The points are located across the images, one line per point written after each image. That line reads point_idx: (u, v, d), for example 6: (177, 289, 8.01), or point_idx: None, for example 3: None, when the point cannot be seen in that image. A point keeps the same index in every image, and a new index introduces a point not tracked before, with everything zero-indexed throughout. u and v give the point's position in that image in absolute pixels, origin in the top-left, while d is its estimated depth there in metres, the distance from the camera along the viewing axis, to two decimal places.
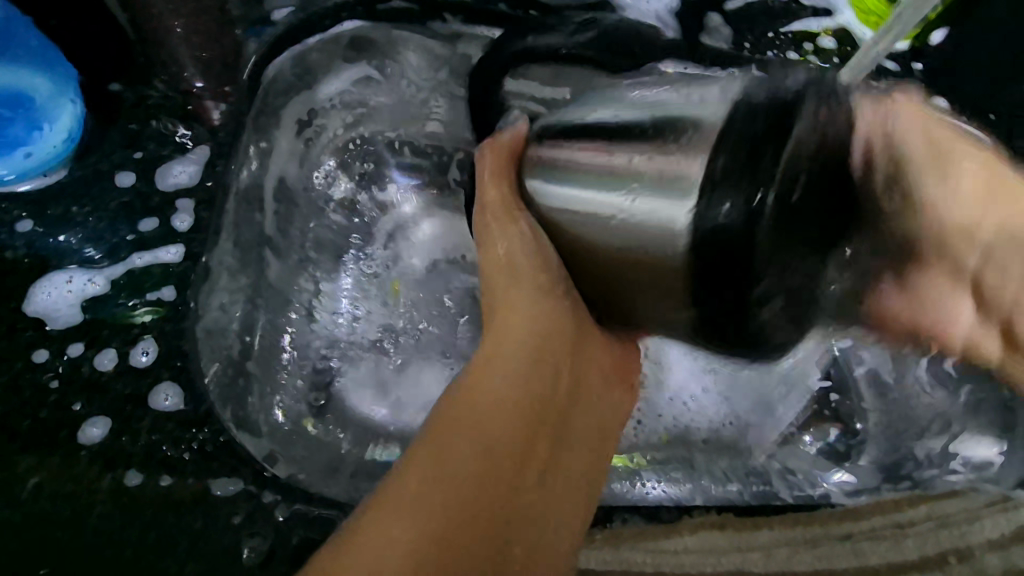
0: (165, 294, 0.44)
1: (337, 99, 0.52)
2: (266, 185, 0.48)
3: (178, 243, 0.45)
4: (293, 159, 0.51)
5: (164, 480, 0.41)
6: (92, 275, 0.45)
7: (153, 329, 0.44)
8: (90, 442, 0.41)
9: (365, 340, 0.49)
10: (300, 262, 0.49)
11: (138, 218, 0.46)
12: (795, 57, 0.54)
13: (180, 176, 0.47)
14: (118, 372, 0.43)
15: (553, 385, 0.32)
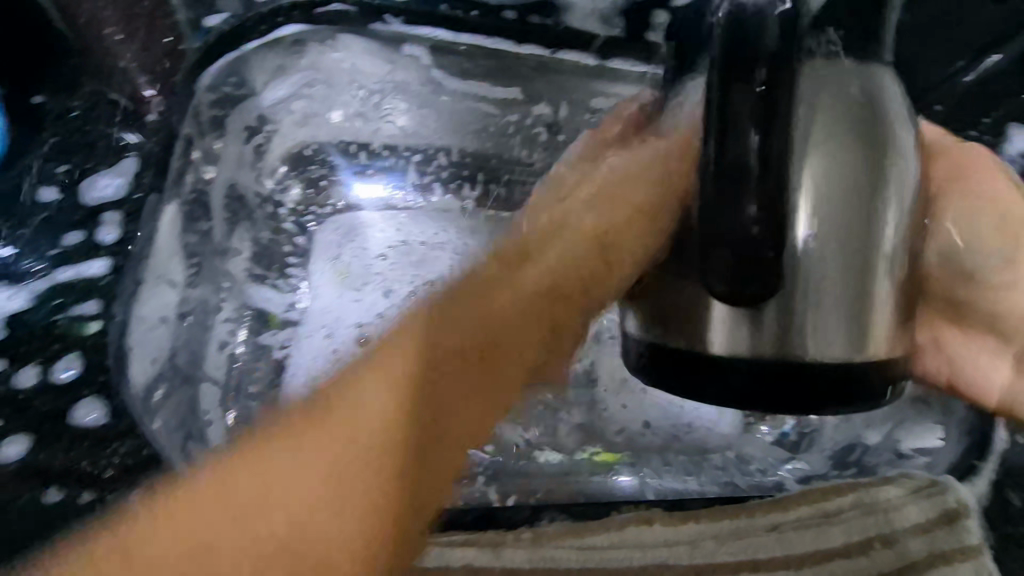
0: (88, 308, 0.44)
1: (284, 103, 0.53)
2: (213, 192, 0.49)
3: (104, 258, 0.45)
4: (244, 167, 0.52)
5: (85, 496, 0.40)
6: (14, 292, 0.44)
7: (74, 344, 0.43)
8: (7, 460, 0.40)
9: (322, 336, 0.50)
10: (249, 261, 0.51)
11: (61, 233, 0.45)
12: None
13: (106, 189, 0.46)
14: (38, 389, 0.42)
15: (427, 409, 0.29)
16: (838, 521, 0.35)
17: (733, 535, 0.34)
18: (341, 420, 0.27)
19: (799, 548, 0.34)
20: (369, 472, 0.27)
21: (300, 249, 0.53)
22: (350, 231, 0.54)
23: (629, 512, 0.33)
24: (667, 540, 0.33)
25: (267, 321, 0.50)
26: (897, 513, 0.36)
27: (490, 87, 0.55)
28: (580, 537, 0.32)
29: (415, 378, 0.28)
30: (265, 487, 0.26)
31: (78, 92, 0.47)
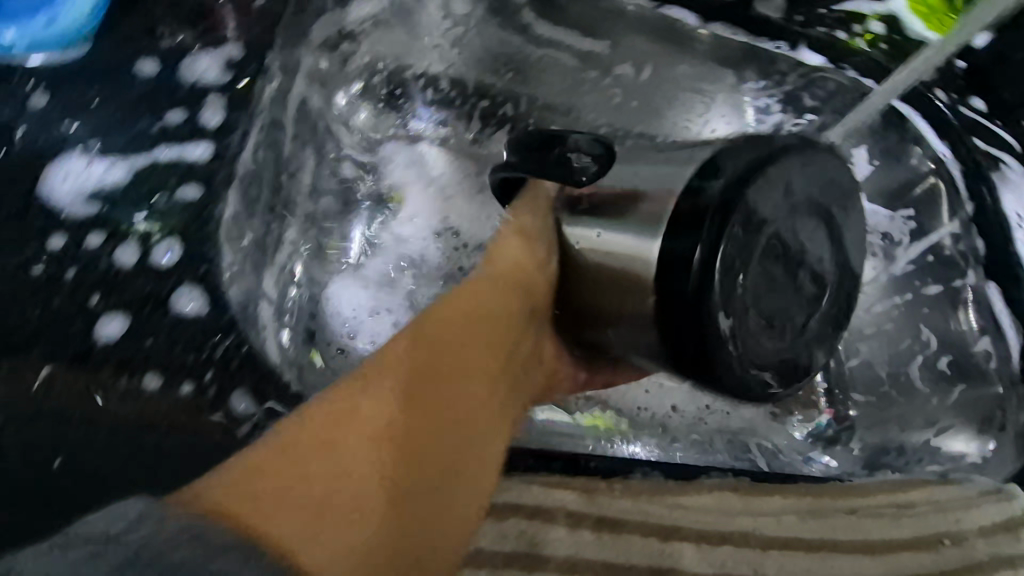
0: (190, 192, 0.42)
1: (368, 22, 0.52)
2: (292, 101, 0.49)
3: (208, 141, 0.42)
4: (320, 84, 0.52)
5: (185, 388, 0.40)
6: (113, 162, 0.40)
7: (170, 231, 0.41)
8: (106, 338, 0.39)
9: (367, 254, 0.52)
10: (309, 183, 0.50)
11: (163, 111, 0.41)
12: (842, 38, 0.53)
13: (207, 70, 0.42)
14: (137, 270, 0.40)
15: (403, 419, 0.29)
16: (913, 513, 0.36)
17: (811, 514, 0.34)
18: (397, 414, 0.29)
19: (873, 533, 0.34)
20: (426, 449, 0.29)
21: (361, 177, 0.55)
22: (413, 164, 0.57)
23: (715, 480, 0.33)
24: (749, 509, 0.33)
25: (326, 250, 0.51)
26: (965, 515, 0.36)
27: (576, 39, 0.57)
28: (675, 497, 0.32)
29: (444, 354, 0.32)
30: (302, 489, 0.26)
31: None
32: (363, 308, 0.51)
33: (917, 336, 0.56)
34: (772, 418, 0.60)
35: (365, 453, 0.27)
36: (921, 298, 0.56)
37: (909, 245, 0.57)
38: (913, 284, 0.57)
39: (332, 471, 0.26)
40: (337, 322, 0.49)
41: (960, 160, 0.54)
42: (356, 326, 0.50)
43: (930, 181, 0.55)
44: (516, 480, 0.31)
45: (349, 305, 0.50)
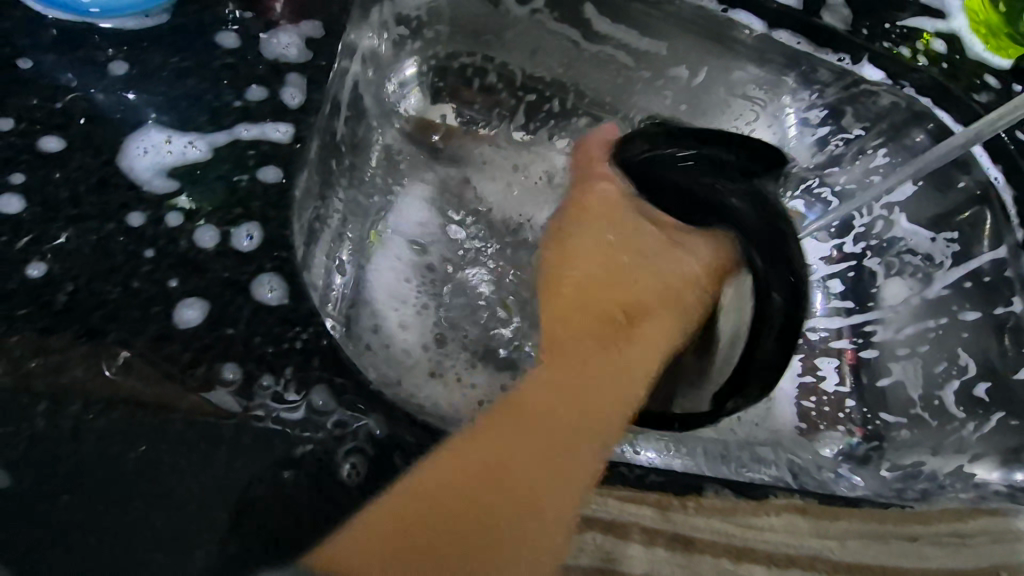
0: (269, 174, 0.40)
1: (426, 9, 0.53)
2: (346, 81, 0.48)
3: (288, 123, 0.42)
4: (373, 68, 0.52)
5: (266, 380, 0.35)
6: (192, 139, 0.41)
7: (255, 213, 0.39)
8: (184, 324, 0.35)
9: (412, 246, 0.52)
10: (353, 166, 0.50)
11: (243, 87, 0.43)
12: (904, 53, 0.54)
13: (288, 49, 0.44)
14: (218, 252, 0.37)
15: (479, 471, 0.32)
16: (972, 543, 0.35)
17: (875, 539, 0.33)
18: (496, 462, 0.33)
19: (936, 560, 0.33)
20: (505, 474, 0.32)
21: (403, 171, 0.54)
22: (456, 159, 0.56)
23: (783, 500, 0.34)
24: (817, 533, 0.32)
25: (370, 240, 0.50)
26: (1023, 547, 0.35)
27: (635, 38, 0.56)
28: (744, 517, 0.32)
29: (539, 404, 0.36)
30: (423, 533, 0.30)
31: None
32: (406, 299, 0.49)
33: (953, 360, 0.56)
34: (799, 432, 0.59)
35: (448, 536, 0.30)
36: (964, 321, 0.56)
37: (948, 268, 0.57)
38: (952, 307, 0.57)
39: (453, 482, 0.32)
40: (370, 311, 0.48)
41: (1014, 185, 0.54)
42: (398, 317, 0.48)
43: (976, 208, 0.55)
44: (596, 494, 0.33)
45: (390, 295, 0.49)
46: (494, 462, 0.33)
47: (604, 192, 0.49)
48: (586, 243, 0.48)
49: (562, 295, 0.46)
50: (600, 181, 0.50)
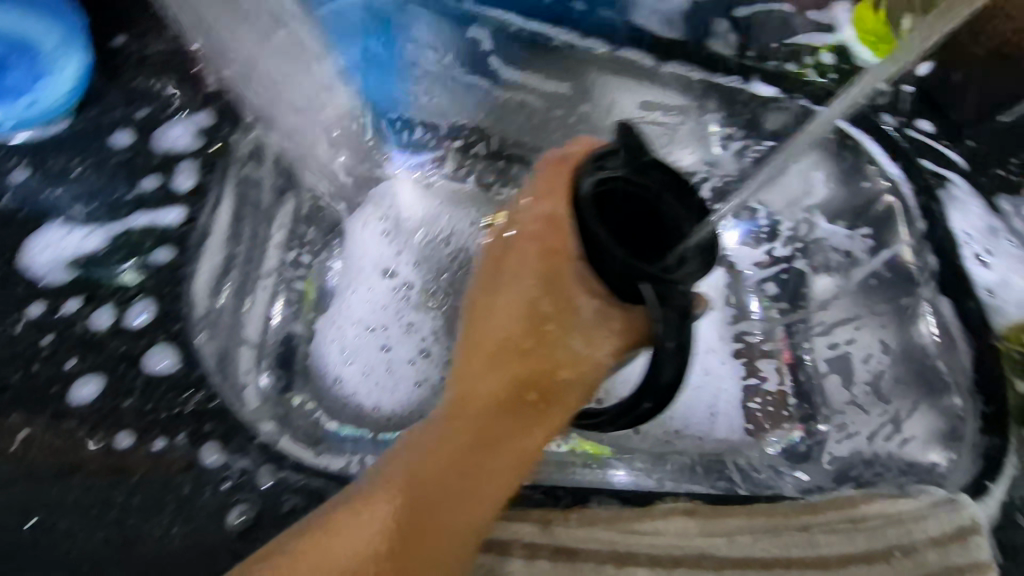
0: (161, 256, 0.48)
1: (342, 75, 0.56)
2: (267, 155, 0.52)
3: (181, 207, 0.49)
4: (299, 135, 0.56)
5: (157, 444, 0.42)
6: (90, 230, 0.48)
7: (149, 293, 0.46)
8: (82, 400, 0.43)
9: (379, 291, 0.56)
10: (292, 224, 0.54)
11: (139, 177, 0.50)
12: (792, 70, 0.57)
13: (178, 139, 0.51)
14: (113, 330, 0.45)
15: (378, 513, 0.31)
16: (864, 528, 0.37)
17: (768, 532, 0.35)
18: (416, 508, 0.31)
19: (825, 548, 0.35)
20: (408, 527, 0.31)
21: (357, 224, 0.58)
22: (404, 203, 0.59)
23: (672, 503, 0.35)
24: (705, 532, 0.34)
25: (306, 288, 0.53)
26: (919, 527, 0.38)
27: (542, 82, 0.60)
28: (626, 523, 0.33)
29: (442, 450, 0.33)
30: None
31: (151, 41, 0.52)
32: (369, 342, 0.53)
33: (878, 349, 0.58)
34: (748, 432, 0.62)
35: None
36: (880, 315, 0.59)
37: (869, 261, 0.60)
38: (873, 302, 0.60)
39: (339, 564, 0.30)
40: (331, 359, 0.52)
41: (912, 180, 0.58)
42: (357, 358, 0.53)
43: (886, 200, 0.59)
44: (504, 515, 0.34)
45: (356, 337, 0.53)
46: (395, 497, 0.32)
47: (551, 219, 0.38)
48: (504, 303, 0.38)
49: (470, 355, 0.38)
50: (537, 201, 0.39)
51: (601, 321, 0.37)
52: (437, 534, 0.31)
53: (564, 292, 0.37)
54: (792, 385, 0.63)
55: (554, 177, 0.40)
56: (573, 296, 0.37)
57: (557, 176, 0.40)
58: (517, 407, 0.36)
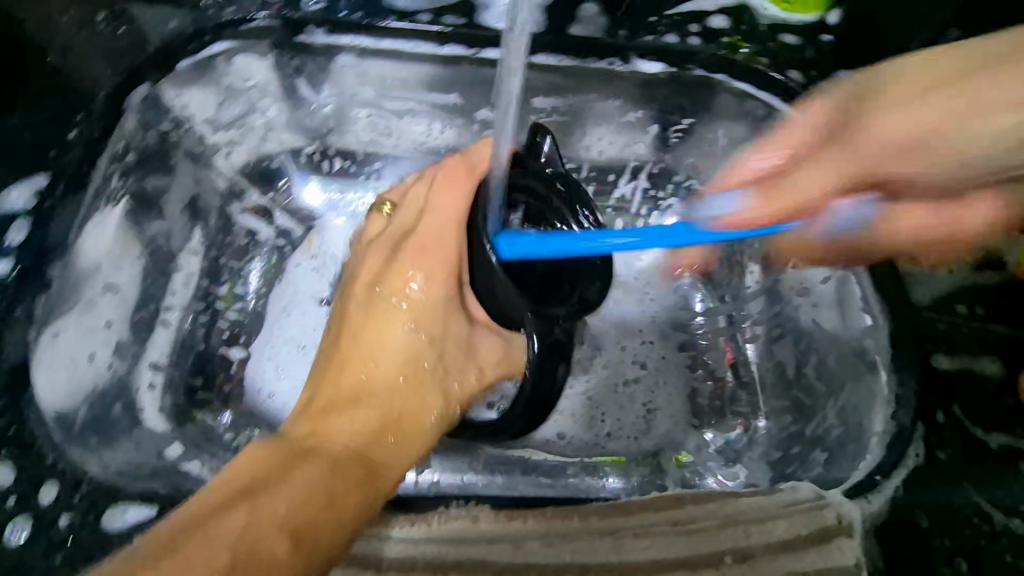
0: None
1: (241, 120, 0.59)
2: (172, 204, 0.56)
3: (9, 257, 0.44)
4: (208, 179, 0.59)
5: None
6: None
7: None
8: None
9: (303, 313, 0.59)
10: (211, 257, 0.59)
11: None
12: (673, 40, 0.55)
13: (18, 202, 0.46)
14: None
15: (249, 547, 0.27)
16: (688, 530, 0.34)
17: (563, 537, 0.33)
18: (259, 540, 0.28)
19: (634, 554, 0.33)
20: (268, 564, 0.28)
21: (277, 253, 0.62)
22: (321, 233, 0.63)
23: (455, 509, 0.33)
24: (490, 537, 0.33)
25: (221, 299, 0.58)
26: (762, 528, 0.34)
27: (428, 95, 0.60)
28: (395, 529, 0.33)
29: (314, 481, 0.31)
30: None
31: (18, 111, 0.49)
32: (297, 360, 0.57)
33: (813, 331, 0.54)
34: (689, 425, 0.58)
35: None
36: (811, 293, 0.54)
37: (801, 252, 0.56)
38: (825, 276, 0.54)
39: None
40: (271, 374, 0.57)
41: None
42: (285, 376, 0.57)
43: None
44: None
45: (285, 354, 0.57)
46: (254, 531, 0.28)
47: (444, 229, 0.43)
48: (392, 333, 0.43)
49: (341, 379, 0.41)
50: (446, 197, 0.44)
51: (480, 347, 0.45)
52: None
53: (453, 299, 0.43)
54: (735, 380, 0.59)
55: (456, 178, 0.45)
56: (450, 329, 0.43)
57: (456, 181, 0.44)
58: (379, 444, 0.37)
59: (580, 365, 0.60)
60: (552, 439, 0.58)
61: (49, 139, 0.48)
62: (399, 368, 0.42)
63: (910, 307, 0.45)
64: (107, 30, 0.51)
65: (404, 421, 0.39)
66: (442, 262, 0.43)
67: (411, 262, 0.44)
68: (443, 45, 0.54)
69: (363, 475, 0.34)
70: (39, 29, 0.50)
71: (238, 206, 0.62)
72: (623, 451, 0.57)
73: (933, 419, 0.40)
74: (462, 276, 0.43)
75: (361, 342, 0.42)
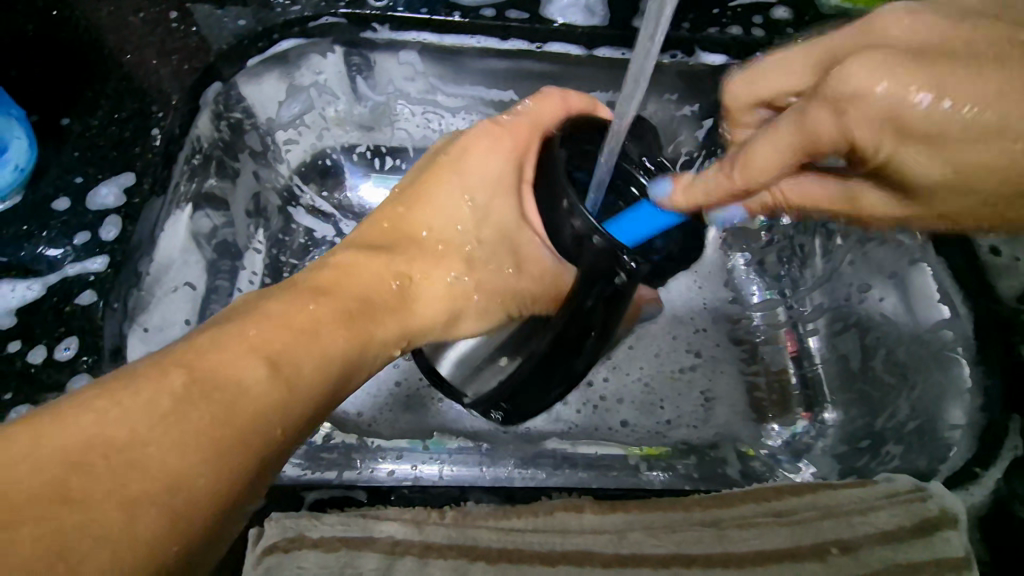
0: (84, 298, 0.43)
1: (299, 118, 0.60)
2: (237, 201, 0.57)
3: (104, 254, 0.45)
4: (268, 175, 0.60)
5: None
6: (32, 281, 0.44)
7: (77, 328, 0.42)
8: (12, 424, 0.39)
9: None
10: (270, 252, 0.60)
11: (70, 234, 0.46)
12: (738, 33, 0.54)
13: (108, 198, 0.47)
14: (44, 365, 0.41)
15: (225, 372, 0.28)
16: (790, 521, 0.34)
17: (668, 527, 0.33)
18: (237, 375, 0.28)
19: (739, 544, 0.33)
20: (242, 395, 0.27)
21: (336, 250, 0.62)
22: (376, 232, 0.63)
23: (560, 500, 0.34)
24: (593, 528, 0.33)
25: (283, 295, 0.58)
26: (866, 519, 0.34)
27: (485, 91, 0.60)
28: (502, 521, 0.33)
29: (296, 323, 0.32)
30: (91, 419, 0.24)
31: (98, 112, 0.50)
32: None
33: (878, 323, 0.53)
34: (751, 420, 0.58)
35: (123, 413, 0.25)
36: (880, 285, 0.53)
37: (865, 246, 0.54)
38: (889, 272, 0.52)
39: (149, 410, 0.25)
40: None
41: None
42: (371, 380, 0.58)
43: None
44: (341, 516, 0.32)
45: None
46: (236, 358, 0.28)
47: (516, 134, 0.44)
48: (443, 199, 0.43)
49: (378, 225, 0.42)
50: (534, 106, 0.44)
51: (518, 256, 0.43)
52: (257, 401, 0.28)
53: (508, 185, 0.43)
54: (795, 373, 0.59)
55: (556, 97, 0.44)
56: (501, 216, 0.43)
57: (548, 103, 0.44)
58: (380, 302, 0.37)
59: (639, 352, 0.60)
60: (615, 428, 0.57)
61: (130, 138, 0.48)
62: (432, 224, 0.43)
63: (986, 297, 0.45)
64: (176, 28, 0.51)
65: (421, 283, 0.40)
66: (510, 144, 0.44)
67: (481, 141, 0.44)
68: (506, 40, 0.54)
69: (352, 331, 0.34)
70: (115, 31, 0.51)
71: (296, 208, 0.62)
72: (681, 441, 0.56)
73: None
74: (520, 167, 0.44)
75: (412, 205, 0.43)
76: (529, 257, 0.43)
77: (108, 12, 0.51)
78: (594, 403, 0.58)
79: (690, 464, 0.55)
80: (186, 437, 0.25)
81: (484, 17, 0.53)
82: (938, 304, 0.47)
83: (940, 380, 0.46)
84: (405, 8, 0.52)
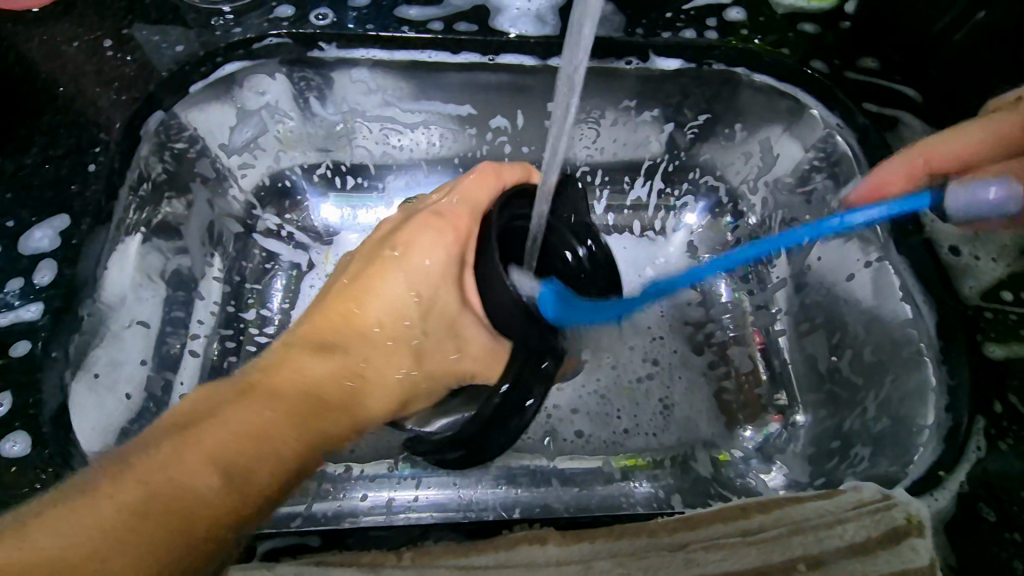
0: (20, 349, 0.42)
1: (253, 142, 0.58)
2: (190, 232, 0.55)
3: (41, 300, 0.43)
4: (222, 201, 0.58)
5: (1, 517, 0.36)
6: None
7: (12, 381, 0.40)
8: None
9: None
10: (224, 276, 0.58)
11: (5, 280, 0.44)
12: (692, 36, 0.53)
13: (43, 241, 0.45)
14: None
15: (172, 482, 0.29)
16: (758, 540, 0.34)
17: (634, 554, 0.33)
18: (182, 485, 0.29)
19: (707, 566, 0.32)
20: (191, 502, 0.29)
21: (298, 271, 0.61)
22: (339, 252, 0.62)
23: (521, 531, 0.34)
24: (559, 560, 0.33)
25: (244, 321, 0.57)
26: (828, 534, 0.34)
27: (442, 105, 0.59)
28: (464, 559, 0.32)
29: (249, 422, 0.32)
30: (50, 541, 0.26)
31: (32, 150, 0.48)
32: None
33: (844, 320, 0.53)
34: (724, 428, 0.57)
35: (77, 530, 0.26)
36: (845, 281, 0.53)
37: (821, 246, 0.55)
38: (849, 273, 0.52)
39: (104, 527, 0.26)
40: None
41: (860, 114, 0.51)
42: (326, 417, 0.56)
43: (840, 147, 0.52)
44: (293, 564, 0.32)
45: None
46: (177, 464, 0.29)
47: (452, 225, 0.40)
48: (382, 288, 0.39)
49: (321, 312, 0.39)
50: (469, 195, 0.41)
51: (466, 348, 0.40)
52: (211, 508, 0.29)
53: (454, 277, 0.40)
54: (766, 372, 0.58)
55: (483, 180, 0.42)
56: (446, 306, 0.40)
57: (480, 186, 0.42)
58: (331, 401, 0.36)
59: (592, 363, 0.58)
60: (570, 440, 0.56)
61: (66, 175, 0.47)
62: (382, 319, 0.39)
63: (952, 298, 0.44)
64: (113, 57, 0.50)
65: (369, 379, 0.39)
66: (452, 231, 0.40)
67: (419, 230, 0.40)
68: (458, 54, 0.52)
69: (301, 426, 0.34)
70: (47, 64, 0.49)
71: (255, 230, 0.61)
72: (646, 449, 0.56)
73: (989, 409, 0.40)
74: (464, 259, 0.41)
75: (361, 292, 0.40)
76: (476, 351, 0.40)
77: (42, 43, 0.50)
78: (548, 415, 0.57)
79: (661, 471, 0.55)
80: (141, 554, 0.26)
81: (435, 31, 0.52)
82: (899, 301, 0.47)
83: (907, 381, 0.46)
84: (354, 26, 0.51)
